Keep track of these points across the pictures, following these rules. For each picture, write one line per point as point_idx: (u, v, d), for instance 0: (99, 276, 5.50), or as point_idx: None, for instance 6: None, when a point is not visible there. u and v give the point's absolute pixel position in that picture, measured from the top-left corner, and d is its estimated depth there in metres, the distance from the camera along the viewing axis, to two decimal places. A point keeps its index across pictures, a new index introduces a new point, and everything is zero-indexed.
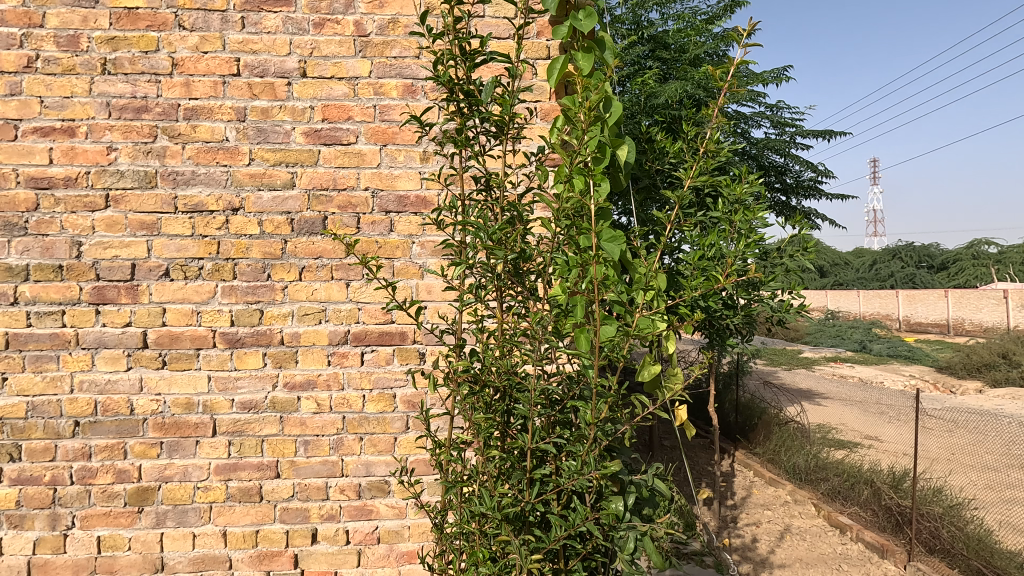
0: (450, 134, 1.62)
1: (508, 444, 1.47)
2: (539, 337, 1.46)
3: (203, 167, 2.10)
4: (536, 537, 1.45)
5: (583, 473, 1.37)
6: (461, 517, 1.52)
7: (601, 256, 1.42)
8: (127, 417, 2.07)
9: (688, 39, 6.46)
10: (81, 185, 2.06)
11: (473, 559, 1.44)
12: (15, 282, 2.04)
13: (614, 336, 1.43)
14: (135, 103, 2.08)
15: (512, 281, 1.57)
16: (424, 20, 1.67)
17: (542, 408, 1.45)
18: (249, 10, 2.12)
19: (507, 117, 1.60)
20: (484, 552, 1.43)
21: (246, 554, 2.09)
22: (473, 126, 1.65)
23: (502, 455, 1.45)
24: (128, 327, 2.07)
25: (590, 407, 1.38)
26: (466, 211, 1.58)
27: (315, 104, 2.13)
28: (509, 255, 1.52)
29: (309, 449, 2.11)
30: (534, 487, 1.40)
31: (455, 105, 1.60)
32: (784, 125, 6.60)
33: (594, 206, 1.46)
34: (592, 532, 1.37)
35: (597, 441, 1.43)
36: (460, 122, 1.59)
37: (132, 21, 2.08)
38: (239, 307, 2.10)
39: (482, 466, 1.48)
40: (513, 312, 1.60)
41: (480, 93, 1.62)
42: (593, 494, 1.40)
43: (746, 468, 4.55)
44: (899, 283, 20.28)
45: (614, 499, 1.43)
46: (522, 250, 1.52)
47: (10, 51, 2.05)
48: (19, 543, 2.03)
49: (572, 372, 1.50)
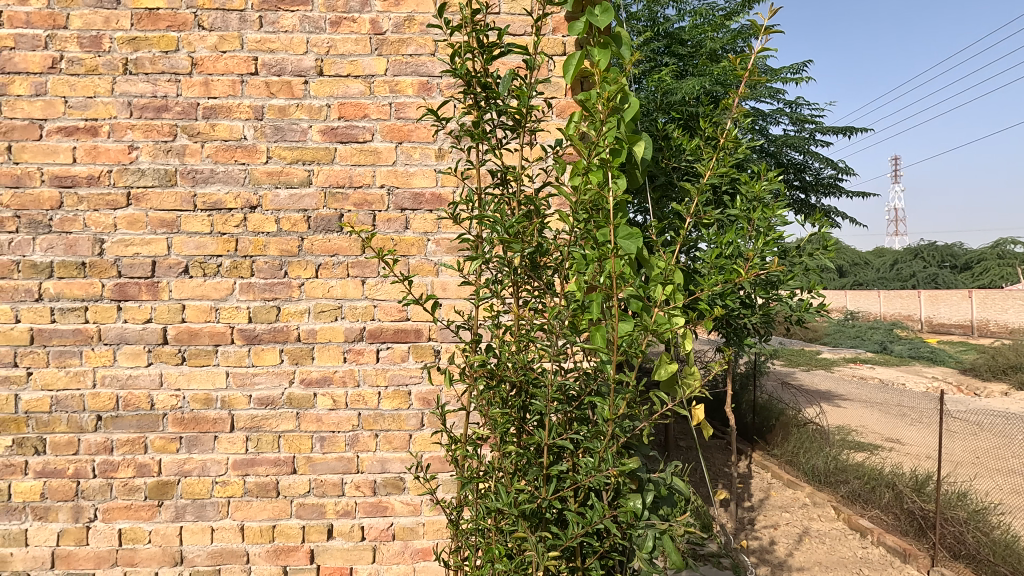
0: (467, 128, 1.60)
1: (524, 439, 1.45)
2: (556, 332, 1.45)
3: (222, 166, 2.12)
4: (553, 534, 1.44)
5: (601, 469, 1.35)
6: (477, 514, 1.51)
7: (619, 249, 1.41)
8: (147, 412, 2.09)
9: (705, 36, 6.41)
10: (103, 184, 2.10)
11: (489, 556, 1.43)
12: (40, 279, 2.08)
13: (632, 331, 1.41)
14: (156, 102, 2.11)
15: (529, 276, 1.55)
16: (441, 13, 1.64)
17: (558, 404, 1.43)
18: (266, 9, 2.14)
19: (524, 109, 1.59)
20: (500, 548, 1.42)
21: (263, 549, 2.11)
22: (490, 120, 1.63)
23: (519, 451, 1.44)
24: (148, 324, 2.10)
25: (607, 403, 1.37)
26: (482, 205, 1.56)
27: (331, 103, 2.14)
28: (526, 249, 1.50)
29: (325, 446, 2.12)
30: (551, 483, 1.39)
31: (471, 98, 1.59)
32: (803, 121, 6.51)
33: (612, 199, 1.44)
34: (610, 530, 1.36)
35: (615, 438, 1.41)
36: (476, 116, 1.58)
37: (152, 22, 2.11)
38: (256, 303, 2.12)
39: (498, 462, 1.47)
40: (529, 306, 1.58)
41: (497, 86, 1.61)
42: (610, 492, 1.38)
43: (764, 470, 4.49)
44: (921, 283, 19.88)
45: (631, 497, 1.41)
46: (539, 244, 1.51)
47: (35, 52, 2.09)
48: (43, 534, 2.07)
49: (588, 368, 1.49)
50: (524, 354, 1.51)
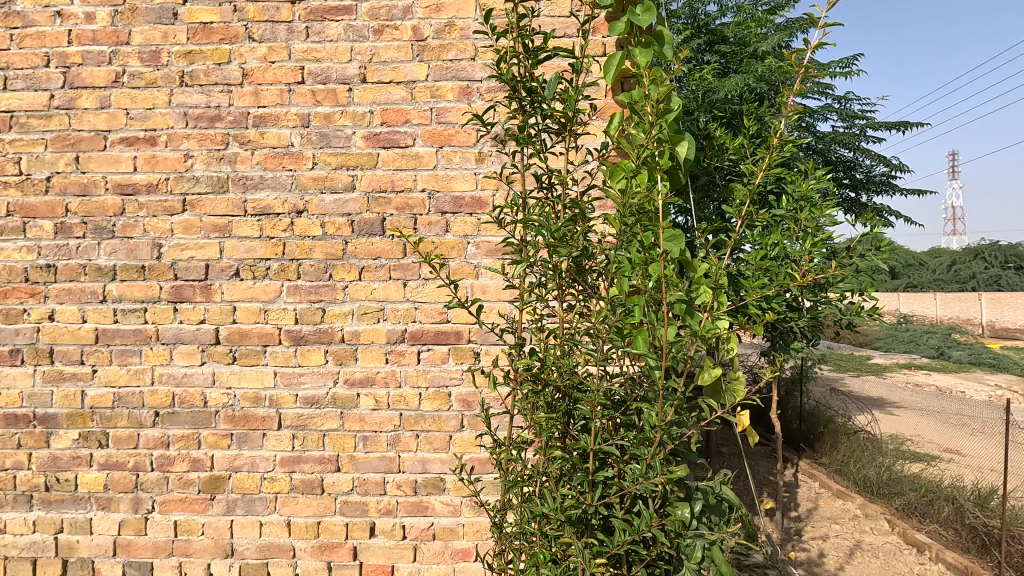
0: (512, 132, 1.62)
1: (570, 444, 1.45)
2: (602, 336, 1.45)
3: (270, 172, 2.19)
4: (598, 540, 1.43)
5: (648, 477, 1.34)
6: (521, 518, 1.51)
7: (667, 254, 1.39)
8: (201, 409, 2.18)
9: (749, 32, 6.25)
10: (162, 191, 2.20)
11: (534, 560, 1.43)
12: (104, 281, 2.20)
13: (680, 337, 1.40)
14: (209, 112, 2.21)
15: (574, 280, 1.55)
16: (487, 19, 1.67)
17: (604, 409, 1.43)
18: (312, 20, 2.20)
19: (570, 112, 1.60)
20: (545, 553, 1.42)
21: (309, 544, 2.16)
22: (535, 123, 1.65)
23: (564, 455, 1.43)
24: (202, 324, 2.19)
25: (655, 409, 1.36)
26: (527, 209, 1.57)
27: (374, 109, 2.19)
28: (572, 253, 1.50)
29: (367, 445, 2.16)
30: (598, 489, 1.38)
31: (517, 103, 1.61)
32: (854, 117, 6.26)
33: (661, 202, 1.43)
34: (658, 538, 1.34)
35: (662, 445, 1.40)
36: (521, 120, 1.60)
37: (207, 35, 2.21)
38: (303, 305, 2.18)
39: (543, 466, 1.47)
40: (574, 310, 1.58)
41: (542, 90, 1.62)
42: (657, 499, 1.37)
43: (811, 479, 4.33)
44: (982, 285, 18.80)
45: (679, 505, 1.40)
46: (584, 247, 1.50)
47: (101, 67, 2.21)
48: (106, 523, 2.18)
49: (634, 373, 1.48)
50: (569, 358, 1.51)
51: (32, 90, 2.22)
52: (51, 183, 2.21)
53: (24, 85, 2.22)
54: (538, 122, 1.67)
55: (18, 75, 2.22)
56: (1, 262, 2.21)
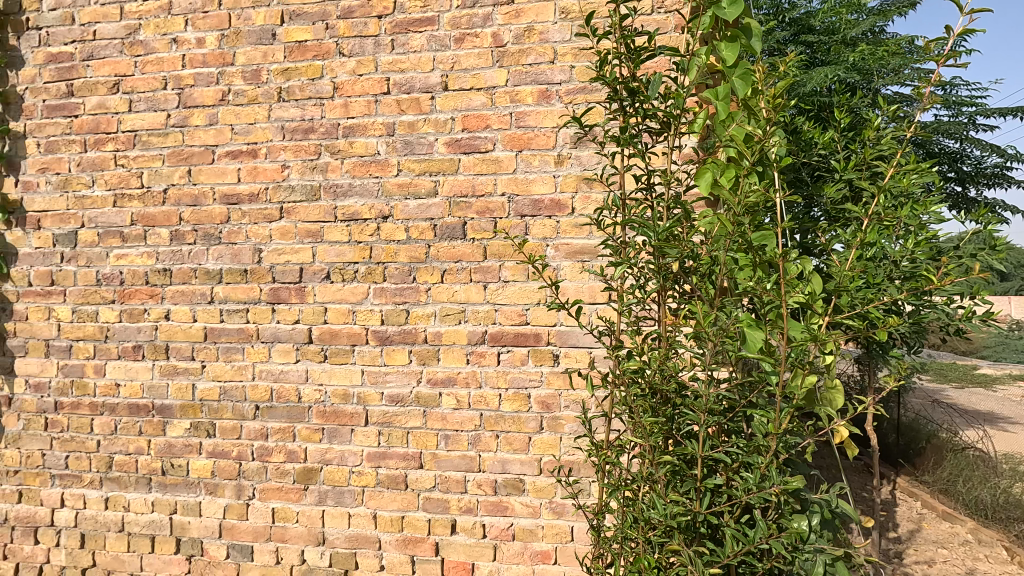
0: (615, 132, 1.74)
1: (676, 450, 1.46)
2: (711, 341, 1.45)
3: (358, 180, 2.30)
4: (706, 549, 1.43)
5: (763, 486, 1.33)
6: (622, 521, 1.54)
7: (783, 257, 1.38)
8: (296, 404, 2.32)
9: (838, 19, 5.88)
10: (262, 200, 2.36)
11: (638, 566, 1.45)
12: (212, 284, 2.39)
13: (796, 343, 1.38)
14: (304, 125, 2.34)
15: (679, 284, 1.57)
16: (589, 23, 1.78)
17: (714, 416, 1.43)
18: (398, 32, 2.29)
19: (676, 110, 1.67)
20: (650, 559, 1.43)
21: (394, 537, 2.24)
22: (637, 124, 1.74)
23: (671, 462, 1.44)
24: (297, 324, 2.32)
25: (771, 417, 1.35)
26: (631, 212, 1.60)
27: (455, 116, 2.24)
28: (679, 253, 1.54)
29: (449, 444, 2.21)
30: (707, 498, 1.38)
31: (619, 104, 1.73)
32: (960, 104, 5.74)
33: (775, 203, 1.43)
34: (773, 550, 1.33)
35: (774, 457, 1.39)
36: (624, 122, 1.72)
37: (302, 53, 2.35)
38: (388, 307, 2.26)
39: (647, 471, 1.48)
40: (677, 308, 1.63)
41: (646, 90, 1.70)
42: (772, 511, 1.35)
43: (912, 499, 4.00)
44: None
45: (794, 518, 1.37)
46: (691, 250, 1.51)
47: (210, 87, 2.41)
48: (213, 507, 2.37)
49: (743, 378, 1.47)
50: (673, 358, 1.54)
51: (152, 111, 2.44)
52: (168, 195, 2.42)
53: (146, 106, 2.45)
54: (639, 122, 1.76)
55: (140, 98, 2.45)
56: (126, 266, 2.44)
